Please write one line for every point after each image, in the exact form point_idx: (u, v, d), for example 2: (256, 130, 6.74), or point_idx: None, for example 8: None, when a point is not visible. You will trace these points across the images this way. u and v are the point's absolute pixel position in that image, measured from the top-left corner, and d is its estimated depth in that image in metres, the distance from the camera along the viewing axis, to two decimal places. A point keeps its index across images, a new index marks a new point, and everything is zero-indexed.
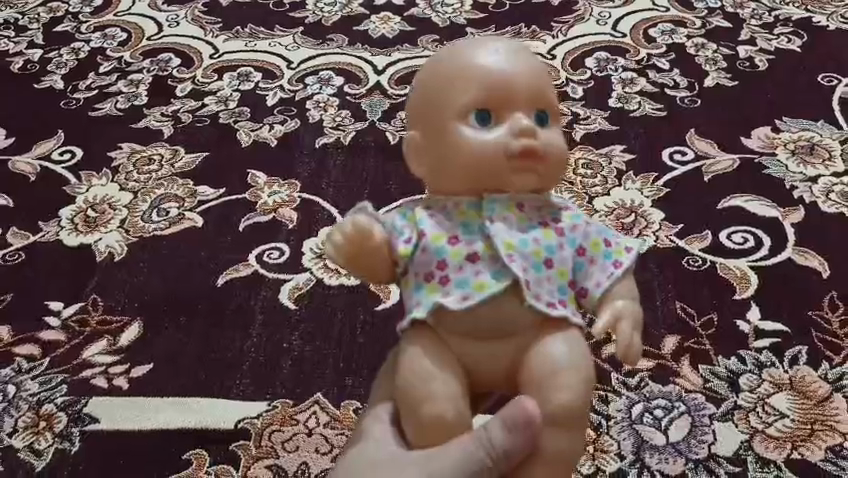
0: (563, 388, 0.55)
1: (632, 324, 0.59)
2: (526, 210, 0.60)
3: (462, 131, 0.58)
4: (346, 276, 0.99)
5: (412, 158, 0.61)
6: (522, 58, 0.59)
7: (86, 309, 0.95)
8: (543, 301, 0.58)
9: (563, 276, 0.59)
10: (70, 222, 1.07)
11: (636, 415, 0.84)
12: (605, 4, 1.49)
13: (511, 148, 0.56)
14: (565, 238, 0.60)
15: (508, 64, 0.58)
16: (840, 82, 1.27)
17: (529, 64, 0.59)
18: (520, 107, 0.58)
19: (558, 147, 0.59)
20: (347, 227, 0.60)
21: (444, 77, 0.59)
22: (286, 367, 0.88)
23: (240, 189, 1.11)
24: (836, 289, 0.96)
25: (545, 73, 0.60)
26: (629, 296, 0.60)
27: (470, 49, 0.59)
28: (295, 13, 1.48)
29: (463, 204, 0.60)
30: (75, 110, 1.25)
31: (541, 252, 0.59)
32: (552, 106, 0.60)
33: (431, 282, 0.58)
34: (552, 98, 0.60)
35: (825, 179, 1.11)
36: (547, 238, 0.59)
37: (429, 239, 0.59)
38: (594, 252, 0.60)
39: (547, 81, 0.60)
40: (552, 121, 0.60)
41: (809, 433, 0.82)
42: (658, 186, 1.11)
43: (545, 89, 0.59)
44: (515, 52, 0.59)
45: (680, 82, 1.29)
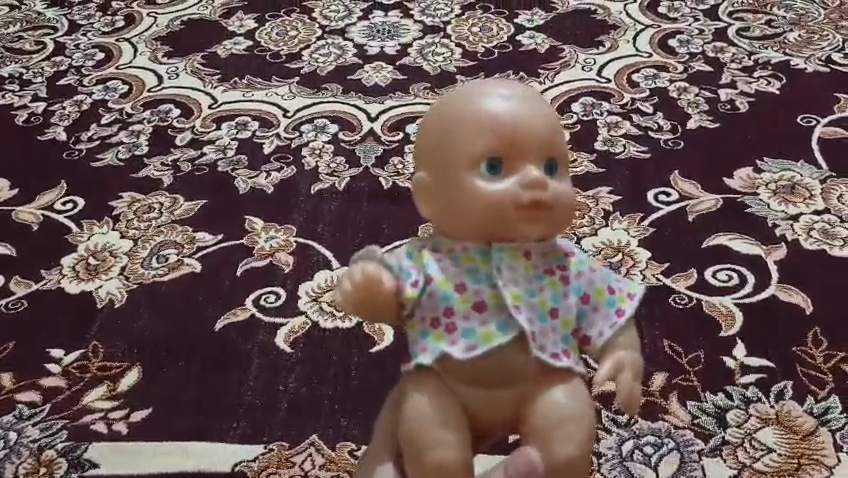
0: (565, 439, 0.58)
1: (632, 375, 0.62)
2: (533, 257, 0.62)
3: (472, 180, 0.60)
4: (341, 319, 1.01)
5: (422, 201, 0.63)
6: (535, 108, 0.61)
7: (87, 356, 0.98)
8: (547, 351, 0.61)
9: (567, 324, 0.62)
10: (71, 269, 1.10)
11: (626, 452, 0.86)
12: (590, 50, 1.54)
13: (520, 200, 0.59)
14: (570, 286, 0.62)
15: (521, 114, 0.60)
16: (818, 123, 1.31)
17: (538, 112, 0.61)
18: (531, 158, 0.60)
19: (566, 197, 0.61)
20: (356, 274, 0.61)
21: (457, 123, 0.61)
22: (283, 409, 0.90)
23: (237, 235, 1.14)
24: (819, 325, 0.99)
25: (556, 122, 0.62)
26: (631, 346, 0.63)
27: (481, 96, 0.61)
28: (291, 63, 1.53)
29: (470, 251, 0.62)
30: (77, 161, 1.29)
31: (547, 303, 0.61)
32: (561, 153, 0.62)
33: (437, 329, 0.61)
34: (561, 145, 0.62)
35: (805, 217, 1.14)
36: (553, 288, 0.62)
37: (437, 284, 0.61)
38: (598, 299, 0.63)
39: (557, 131, 0.62)
40: (560, 171, 0.62)
41: (796, 467, 0.83)
42: (644, 225, 1.14)
43: (555, 138, 0.62)
44: (527, 101, 0.61)
45: (663, 124, 1.34)
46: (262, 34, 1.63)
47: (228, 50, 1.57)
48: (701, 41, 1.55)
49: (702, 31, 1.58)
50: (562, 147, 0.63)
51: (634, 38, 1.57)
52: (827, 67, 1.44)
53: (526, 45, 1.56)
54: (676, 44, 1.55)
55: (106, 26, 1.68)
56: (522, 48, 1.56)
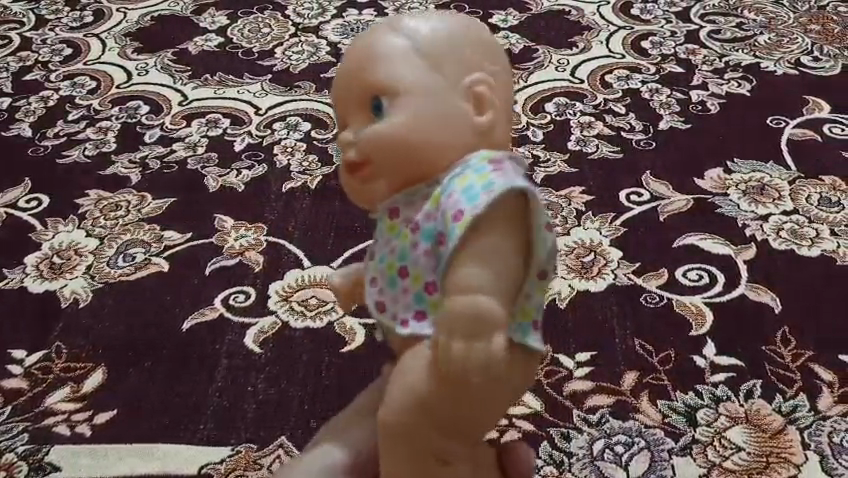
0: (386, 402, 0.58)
1: (448, 331, 0.53)
2: (401, 213, 0.60)
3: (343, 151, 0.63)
4: (311, 318, 1.00)
5: None
6: (363, 56, 0.58)
7: (50, 356, 0.95)
8: (397, 317, 0.59)
9: (418, 280, 0.58)
10: (34, 268, 1.07)
11: (597, 452, 0.86)
12: (564, 51, 1.54)
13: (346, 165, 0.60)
14: (419, 234, 0.58)
15: (349, 65, 0.59)
16: (787, 124, 1.32)
17: (354, 58, 0.59)
18: (354, 113, 0.59)
19: (386, 141, 0.57)
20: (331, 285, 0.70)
21: None
22: (251, 410, 0.89)
23: (206, 234, 1.12)
24: (788, 324, 1.00)
25: (372, 54, 0.58)
26: (461, 286, 0.54)
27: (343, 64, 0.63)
28: (263, 60, 1.51)
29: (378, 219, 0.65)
30: (42, 157, 1.26)
31: (394, 263, 0.59)
32: (385, 85, 0.57)
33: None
34: (380, 77, 0.57)
35: (775, 217, 1.16)
36: (403, 244, 0.59)
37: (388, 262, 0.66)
38: (446, 232, 0.55)
39: (384, 70, 0.57)
40: (391, 110, 0.57)
41: (765, 466, 0.84)
42: (616, 224, 1.15)
43: (369, 76, 0.58)
44: (361, 49, 0.59)
45: (635, 125, 1.34)
46: (235, 31, 1.60)
47: (200, 47, 1.55)
48: (673, 43, 1.56)
49: (675, 33, 1.59)
50: (389, 84, 0.57)
51: (608, 40, 1.58)
52: (796, 70, 1.46)
53: (501, 46, 1.56)
54: (649, 45, 1.56)
55: (74, 21, 1.64)
56: None
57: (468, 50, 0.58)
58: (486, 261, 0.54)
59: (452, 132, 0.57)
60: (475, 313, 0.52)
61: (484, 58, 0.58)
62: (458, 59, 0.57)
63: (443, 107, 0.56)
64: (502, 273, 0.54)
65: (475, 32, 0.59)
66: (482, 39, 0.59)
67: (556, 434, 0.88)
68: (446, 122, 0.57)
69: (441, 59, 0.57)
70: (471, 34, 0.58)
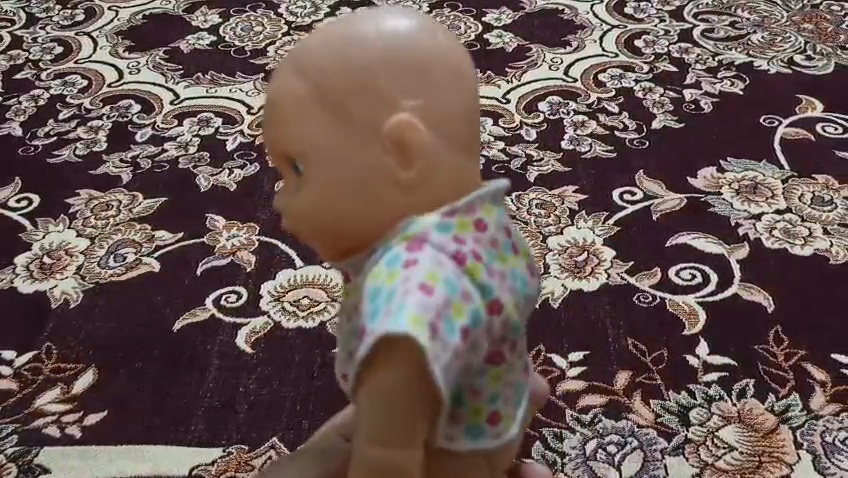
0: None
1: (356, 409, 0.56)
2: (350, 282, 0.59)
3: None
4: (303, 318, 0.99)
5: None
6: (276, 110, 0.55)
7: (40, 357, 0.95)
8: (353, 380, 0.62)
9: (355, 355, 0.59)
10: (25, 269, 1.06)
11: (589, 452, 0.86)
12: (557, 50, 1.54)
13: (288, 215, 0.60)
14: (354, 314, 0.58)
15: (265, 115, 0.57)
16: (780, 123, 1.32)
17: (270, 109, 0.56)
18: (282, 169, 0.57)
19: (311, 208, 0.56)
20: None
21: None
22: (243, 411, 0.89)
23: (198, 233, 1.12)
24: (781, 323, 1.00)
25: (286, 111, 0.55)
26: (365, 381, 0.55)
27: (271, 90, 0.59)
28: (255, 59, 1.50)
29: None
30: (32, 157, 1.25)
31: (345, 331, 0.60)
32: (301, 152, 0.55)
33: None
34: (294, 143, 0.55)
35: (768, 217, 1.16)
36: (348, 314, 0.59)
37: None
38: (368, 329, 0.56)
39: (296, 131, 0.54)
40: (310, 177, 0.55)
41: (757, 465, 0.85)
42: (609, 224, 1.15)
43: (285, 139, 0.55)
44: (276, 100, 0.55)
45: (629, 124, 1.34)
46: (227, 29, 1.59)
47: (191, 46, 1.54)
48: (666, 42, 1.56)
49: (668, 32, 1.59)
50: (304, 144, 0.54)
51: (601, 38, 1.57)
52: (789, 69, 1.46)
53: (494, 44, 1.56)
54: (642, 44, 1.55)
55: (65, 20, 1.62)
56: (490, 47, 1.55)
57: (384, 84, 0.53)
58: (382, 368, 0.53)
59: (376, 186, 0.55)
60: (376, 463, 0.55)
61: (404, 88, 0.53)
62: (371, 100, 0.53)
63: (360, 167, 0.54)
64: (386, 426, 0.54)
65: (394, 50, 0.53)
66: (401, 64, 0.53)
67: (548, 434, 0.88)
68: (367, 178, 0.54)
69: (353, 108, 0.53)
70: (387, 57, 0.53)
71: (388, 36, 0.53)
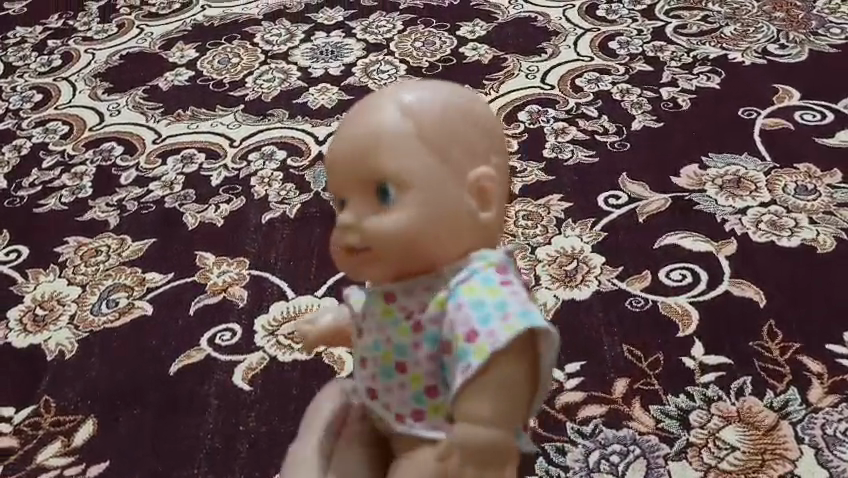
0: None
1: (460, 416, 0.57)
2: (397, 301, 0.61)
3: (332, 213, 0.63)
4: (299, 351, 1.00)
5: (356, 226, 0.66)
6: (370, 141, 0.57)
7: (39, 411, 0.95)
8: (395, 410, 0.62)
9: (415, 380, 0.60)
10: (18, 322, 1.07)
11: (593, 463, 0.86)
12: (533, 58, 1.54)
13: (338, 243, 0.60)
14: (422, 336, 0.60)
15: (345, 142, 0.59)
16: (759, 115, 1.33)
17: (366, 124, 0.58)
18: (355, 190, 0.58)
19: (387, 233, 0.57)
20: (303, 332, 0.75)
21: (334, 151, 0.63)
22: (244, 450, 0.89)
23: (188, 272, 1.12)
24: (773, 317, 1.00)
25: (383, 137, 0.57)
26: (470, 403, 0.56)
27: (350, 115, 0.60)
28: (234, 91, 1.50)
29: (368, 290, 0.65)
30: (19, 208, 1.26)
31: (390, 356, 0.61)
32: (386, 176, 0.57)
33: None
34: (384, 167, 0.57)
35: (753, 210, 1.16)
36: (399, 338, 0.60)
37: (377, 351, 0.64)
38: (455, 348, 0.57)
39: (394, 161, 0.57)
40: (394, 203, 0.57)
41: (760, 464, 0.85)
42: (596, 230, 1.15)
43: (373, 161, 0.57)
44: (369, 130, 0.58)
45: (609, 127, 1.34)
46: (204, 63, 1.59)
47: (170, 82, 1.54)
48: (640, 41, 1.57)
49: (641, 32, 1.60)
50: (399, 171, 0.57)
51: (576, 43, 1.58)
52: (764, 59, 1.47)
53: (470, 57, 1.56)
54: (616, 46, 1.56)
55: (42, 66, 1.62)
56: (466, 60, 1.55)
57: (472, 140, 0.58)
58: (506, 372, 0.56)
59: (452, 224, 0.58)
60: (474, 443, 0.56)
61: (491, 148, 0.59)
62: (467, 150, 0.58)
63: (449, 202, 0.57)
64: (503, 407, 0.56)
65: (482, 120, 0.59)
66: (485, 128, 0.59)
67: (551, 448, 0.88)
68: (448, 214, 0.57)
69: (448, 152, 0.57)
70: (479, 118, 0.59)
71: (476, 107, 0.59)
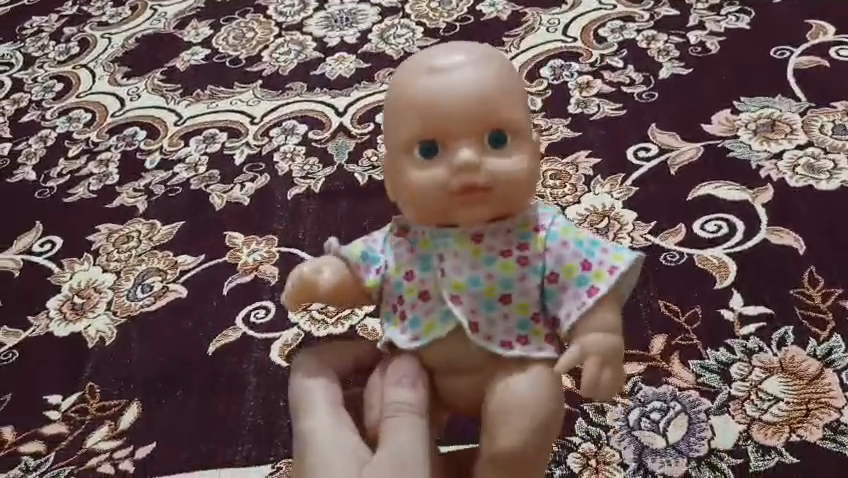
0: (508, 428, 0.59)
1: (589, 333, 0.60)
2: (487, 240, 0.62)
3: (410, 166, 0.60)
4: (333, 325, 1.00)
5: (386, 184, 0.64)
6: (488, 90, 0.59)
7: (85, 397, 0.97)
8: (498, 340, 0.62)
9: (521, 310, 0.62)
10: (58, 312, 1.09)
11: (634, 422, 0.86)
12: (553, 10, 1.50)
13: (453, 186, 0.59)
14: (529, 269, 0.62)
15: (460, 87, 0.58)
16: (792, 53, 1.28)
17: (476, 76, 0.59)
18: (472, 133, 0.59)
19: (510, 174, 0.59)
20: (295, 279, 0.66)
21: (403, 100, 0.60)
22: (286, 426, 0.90)
23: (219, 253, 1.13)
24: (814, 263, 0.98)
25: (497, 88, 0.59)
26: (599, 323, 0.60)
27: (434, 62, 0.59)
28: (251, 66, 1.49)
29: (423, 233, 0.63)
30: (49, 199, 1.27)
31: (495, 289, 0.62)
32: (504, 122, 0.59)
33: (395, 314, 0.65)
34: (504, 115, 0.59)
35: (789, 154, 1.12)
36: (505, 272, 0.61)
37: (450, 287, 0.62)
38: (567, 278, 0.62)
39: (511, 109, 0.60)
40: (510, 148, 0.60)
41: (805, 413, 0.84)
42: (626, 185, 1.12)
43: (494, 108, 0.59)
44: (483, 78, 0.59)
45: (635, 77, 1.30)
46: (219, 40, 1.58)
47: (187, 63, 1.53)
48: None
49: None
50: (515, 119, 0.60)
51: None
52: None
53: (488, 14, 1.52)
54: None
55: (60, 55, 1.62)
56: (484, 18, 1.51)
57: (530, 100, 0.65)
58: (618, 295, 0.62)
59: None
60: (606, 352, 0.60)
61: None
62: None
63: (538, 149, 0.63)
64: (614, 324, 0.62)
65: None
66: None
67: (590, 408, 0.88)
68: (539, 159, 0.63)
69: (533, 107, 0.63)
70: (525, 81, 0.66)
71: None
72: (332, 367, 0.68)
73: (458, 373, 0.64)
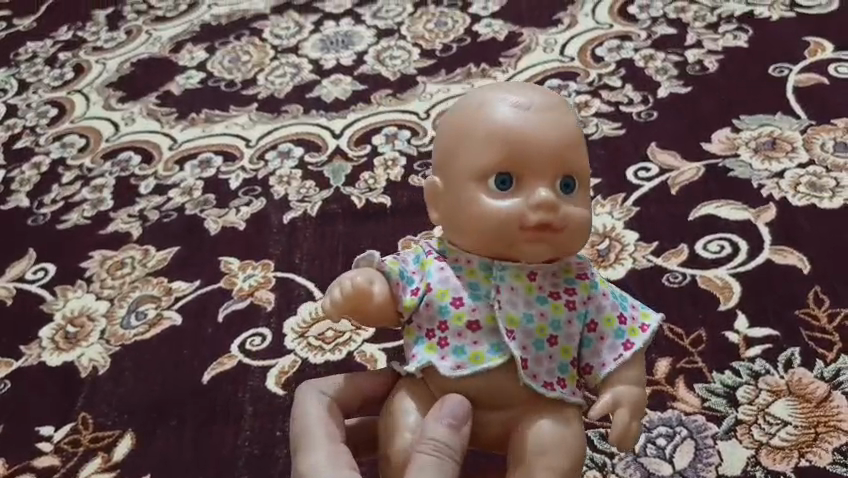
0: (546, 468, 0.61)
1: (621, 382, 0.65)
2: (539, 280, 0.65)
3: (482, 193, 0.63)
4: (330, 351, 0.98)
5: (433, 207, 0.67)
6: (565, 137, 0.63)
7: (77, 429, 0.95)
8: (541, 379, 0.64)
9: (566, 352, 0.65)
10: (50, 340, 1.07)
11: (639, 448, 0.84)
12: (549, 30, 1.49)
13: (527, 221, 0.61)
14: (576, 313, 0.65)
15: (544, 132, 0.62)
16: (791, 71, 1.27)
17: (553, 124, 0.63)
18: (547, 175, 0.62)
19: (578, 218, 0.63)
20: (346, 287, 0.65)
21: (478, 132, 0.63)
22: (283, 456, 0.88)
23: (214, 279, 1.11)
24: (819, 283, 0.96)
25: (572, 137, 0.64)
26: (629, 380, 0.65)
27: (507, 102, 0.64)
28: (247, 90, 1.48)
29: (474, 264, 0.66)
30: (42, 226, 1.26)
31: (546, 328, 0.64)
32: (574, 171, 0.64)
33: (431, 340, 0.66)
34: (575, 164, 0.64)
35: (791, 172, 1.11)
36: (556, 313, 0.64)
37: (504, 321, 0.64)
38: (606, 328, 0.66)
39: (580, 159, 0.64)
40: (576, 195, 0.64)
41: (814, 438, 0.82)
42: (627, 206, 1.11)
43: (568, 156, 0.63)
44: (561, 125, 0.63)
45: (633, 97, 1.30)
46: (215, 64, 1.57)
47: (182, 86, 1.52)
48: (661, 3, 1.51)
49: None
50: (580, 169, 0.64)
51: (593, 11, 1.53)
52: (792, 12, 1.40)
53: (484, 35, 1.51)
54: (636, 10, 1.50)
55: (55, 80, 1.62)
56: (480, 38, 1.51)
57: None
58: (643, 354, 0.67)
59: None
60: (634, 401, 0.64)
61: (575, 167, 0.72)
62: None
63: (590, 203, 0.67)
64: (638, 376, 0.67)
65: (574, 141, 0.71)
66: None
67: (594, 434, 0.86)
68: None
69: None
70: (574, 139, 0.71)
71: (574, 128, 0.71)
72: (338, 402, 0.68)
73: (492, 407, 0.65)
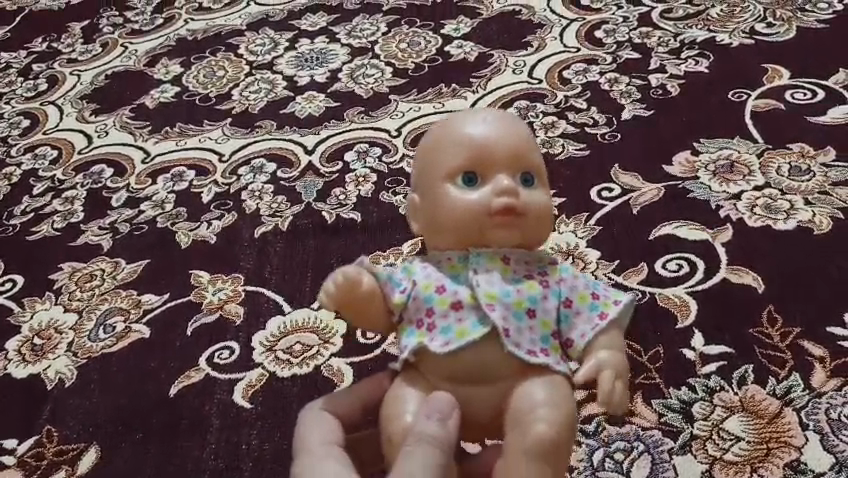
0: (538, 423, 0.61)
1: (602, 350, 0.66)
2: (514, 264, 0.68)
3: (451, 191, 0.67)
4: (298, 365, 0.99)
5: (413, 217, 0.71)
6: (518, 137, 0.69)
7: (41, 442, 0.95)
8: (523, 348, 0.65)
9: (545, 325, 0.67)
10: (17, 353, 1.07)
11: (597, 462, 0.86)
12: (519, 52, 1.53)
13: (493, 207, 0.65)
14: (550, 291, 0.68)
15: (501, 135, 0.68)
16: (749, 96, 1.32)
17: (508, 129, 0.68)
18: (507, 169, 0.67)
19: (538, 207, 0.67)
20: (337, 278, 0.68)
21: (443, 142, 0.69)
22: (248, 469, 0.89)
23: (183, 292, 1.12)
24: (772, 303, 0.99)
25: (527, 139, 0.69)
26: (610, 345, 0.66)
27: (466, 118, 0.70)
28: (221, 105, 1.50)
29: (453, 258, 0.69)
30: (12, 237, 1.26)
31: (524, 303, 0.66)
32: (533, 167, 0.69)
33: (421, 329, 0.67)
34: (533, 161, 0.69)
35: (748, 194, 1.15)
36: (531, 290, 0.67)
37: (484, 297, 0.66)
38: (581, 304, 0.68)
39: (535, 157, 0.69)
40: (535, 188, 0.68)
41: (766, 453, 0.84)
42: (590, 225, 1.14)
43: (525, 154, 0.68)
44: (516, 130, 0.69)
45: (598, 118, 1.33)
46: (190, 78, 1.59)
47: (157, 100, 1.53)
48: (626, 29, 1.55)
49: (627, 19, 1.58)
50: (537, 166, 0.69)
51: (562, 34, 1.57)
52: (751, 39, 1.45)
53: (456, 55, 1.55)
54: (602, 35, 1.55)
55: (29, 91, 1.62)
56: (452, 58, 1.54)
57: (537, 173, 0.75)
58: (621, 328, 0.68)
59: None
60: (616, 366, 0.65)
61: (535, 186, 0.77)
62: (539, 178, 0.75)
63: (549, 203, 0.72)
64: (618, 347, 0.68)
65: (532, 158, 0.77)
66: None
67: None
68: None
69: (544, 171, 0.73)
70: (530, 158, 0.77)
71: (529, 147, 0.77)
72: (338, 411, 0.70)
73: (482, 383, 0.65)
